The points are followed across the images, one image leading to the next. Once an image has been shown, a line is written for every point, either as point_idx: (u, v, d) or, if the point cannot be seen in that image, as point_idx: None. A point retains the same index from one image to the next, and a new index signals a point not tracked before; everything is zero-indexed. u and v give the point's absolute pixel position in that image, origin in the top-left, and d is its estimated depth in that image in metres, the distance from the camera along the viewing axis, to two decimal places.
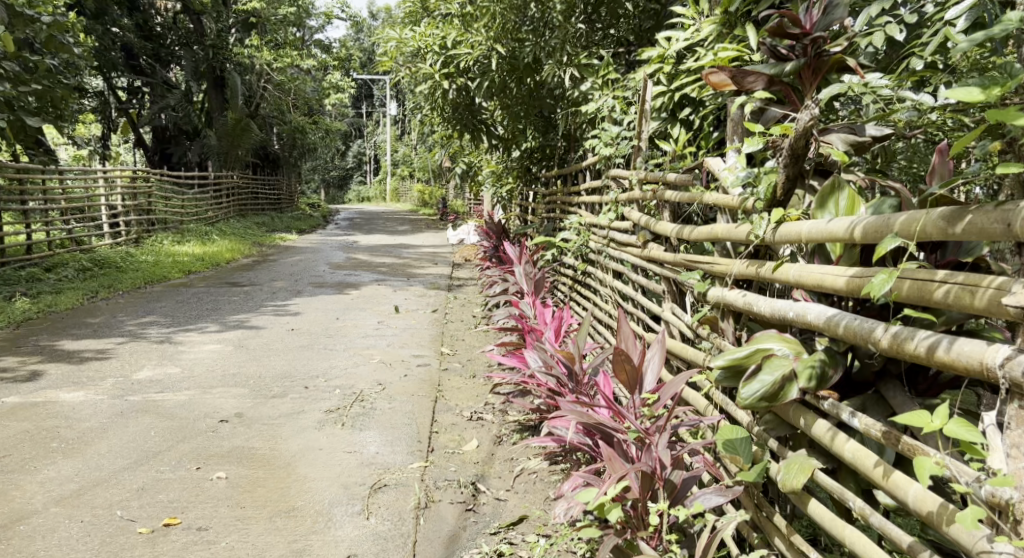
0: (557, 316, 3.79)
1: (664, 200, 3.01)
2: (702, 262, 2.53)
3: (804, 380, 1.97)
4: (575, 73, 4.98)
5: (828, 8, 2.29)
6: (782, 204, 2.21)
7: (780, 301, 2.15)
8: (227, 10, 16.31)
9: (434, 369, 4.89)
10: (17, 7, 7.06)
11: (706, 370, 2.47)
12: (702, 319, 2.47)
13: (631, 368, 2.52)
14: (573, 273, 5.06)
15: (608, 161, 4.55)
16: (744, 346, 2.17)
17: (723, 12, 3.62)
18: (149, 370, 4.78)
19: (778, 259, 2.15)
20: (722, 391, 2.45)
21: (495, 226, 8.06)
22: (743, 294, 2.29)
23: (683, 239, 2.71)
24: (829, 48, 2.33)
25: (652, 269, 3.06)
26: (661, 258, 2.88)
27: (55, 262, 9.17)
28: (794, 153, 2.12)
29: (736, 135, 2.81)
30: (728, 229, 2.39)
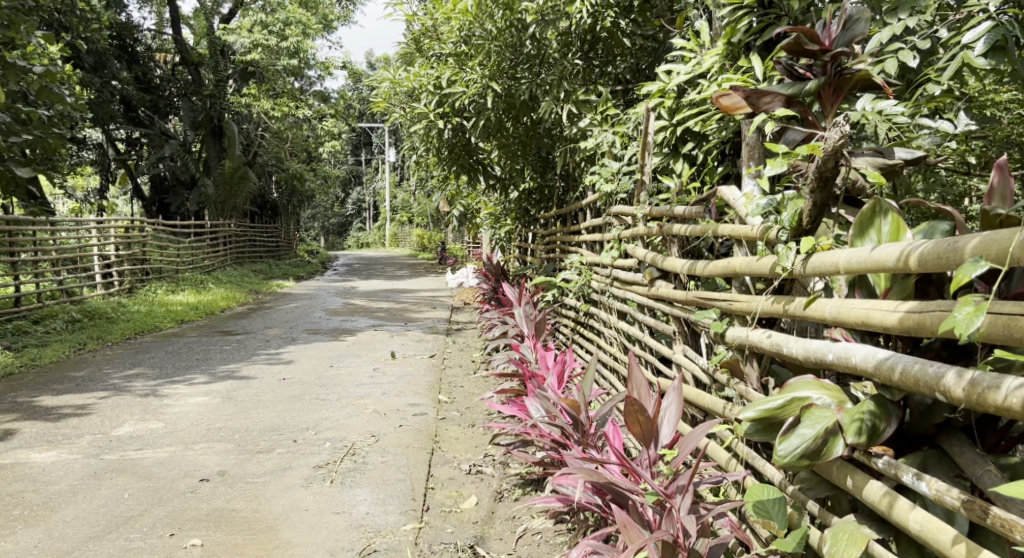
0: (559, 360, 3.57)
1: (671, 233, 2.80)
2: (718, 300, 2.32)
3: (853, 435, 1.80)
4: (572, 109, 4.81)
5: (848, 23, 2.10)
6: (809, 232, 2.02)
7: (815, 342, 1.95)
8: (226, 62, 16.68)
9: (431, 418, 4.65)
10: (7, 58, 6.92)
11: (729, 421, 2.27)
12: (721, 363, 2.26)
13: (645, 420, 2.33)
14: (575, 314, 4.85)
15: (609, 198, 4.37)
16: (776, 396, 1.98)
17: (727, 43, 3.65)
18: (129, 426, 4.53)
19: (810, 294, 1.96)
20: (747, 444, 2.26)
21: (493, 268, 7.87)
22: (768, 332, 2.09)
23: (695, 274, 2.50)
24: (851, 65, 2.13)
25: (660, 308, 2.86)
26: (669, 296, 2.67)
27: (45, 314, 8.95)
28: (822, 177, 1.93)
29: (752, 159, 2.64)
30: (747, 262, 2.18)
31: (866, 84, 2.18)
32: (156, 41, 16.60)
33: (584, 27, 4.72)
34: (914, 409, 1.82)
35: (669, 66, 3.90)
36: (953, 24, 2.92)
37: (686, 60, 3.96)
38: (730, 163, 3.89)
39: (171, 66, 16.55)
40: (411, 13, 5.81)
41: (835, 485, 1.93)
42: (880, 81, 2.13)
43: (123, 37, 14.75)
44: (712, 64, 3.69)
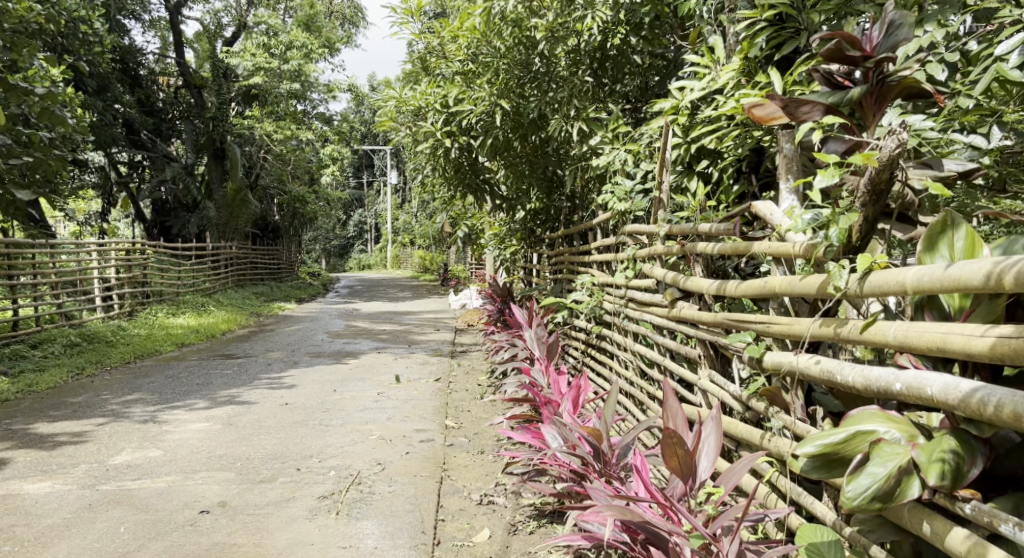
0: (574, 385, 3.43)
1: (694, 252, 2.67)
2: (754, 322, 2.20)
3: (935, 476, 1.72)
4: (582, 127, 4.71)
5: (890, 29, 2.04)
6: (859, 249, 1.96)
7: (876, 370, 1.83)
8: (229, 84, 16.70)
9: (438, 445, 4.50)
10: (10, 80, 6.84)
11: (772, 454, 2.17)
12: (761, 391, 2.15)
13: (684, 454, 2.16)
14: (586, 336, 4.72)
15: (623, 217, 4.24)
16: (838, 429, 1.90)
17: (743, 59, 3.59)
18: (126, 454, 4.39)
19: (867, 316, 1.85)
20: (790, 477, 2.18)
21: (500, 290, 7.73)
22: (817, 357, 1.98)
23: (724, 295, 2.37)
24: (894, 72, 2.06)
25: (683, 331, 2.71)
26: (694, 318, 2.53)
27: (43, 338, 8.81)
28: (875, 189, 1.89)
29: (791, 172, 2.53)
30: (788, 281, 2.06)
31: (912, 92, 2.10)
32: (160, 65, 16.61)
33: (594, 45, 4.65)
34: (999, 447, 1.73)
35: (682, 83, 3.82)
36: (982, 36, 2.80)
37: (700, 76, 3.88)
38: (747, 182, 3.79)
39: (174, 89, 16.60)
40: (417, 32, 5.71)
41: (902, 527, 1.83)
42: (926, 88, 2.06)
43: (126, 61, 14.76)
44: (728, 80, 3.62)
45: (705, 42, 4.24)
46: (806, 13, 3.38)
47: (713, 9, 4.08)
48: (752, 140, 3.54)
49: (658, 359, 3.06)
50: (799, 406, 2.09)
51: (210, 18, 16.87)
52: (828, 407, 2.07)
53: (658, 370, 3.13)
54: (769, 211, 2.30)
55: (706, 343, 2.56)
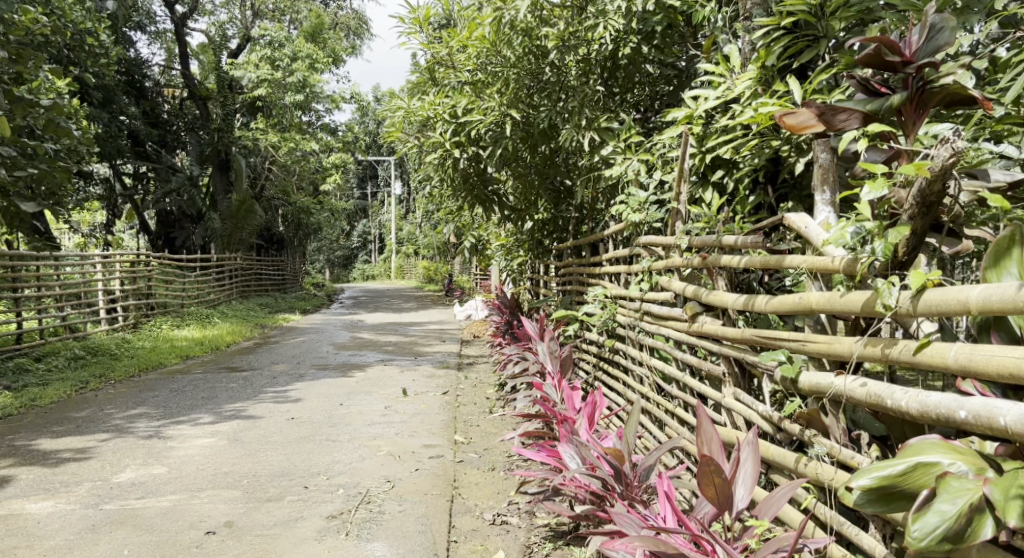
0: (590, 401, 3.35)
1: (716, 265, 2.60)
2: (787, 341, 2.16)
3: (1014, 515, 1.62)
4: (594, 137, 4.62)
5: (931, 34, 2.04)
6: (905, 265, 1.92)
7: (934, 396, 1.75)
8: (234, 95, 16.71)
9: (448, 461, 4.41)
10: (16, 92, 6.79)
11: (813, 481, 2.08)
12: (799, 415, 2.10)
13: (722, 482, 2.07)
14: (598, 349, 4.63)
15: (637, 229, 4.16)
16: (896, 460, 1.80)
17: (761, 67, 3.51)
18: (131, 472, 4.30)
19: (920, 337, 1.80)
20: (829, 505, 2.11)
21: (508, 302, 7.64)
22: (861, 378, 1.93)
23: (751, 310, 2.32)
24: (935, 79, 2.06)
25: (707, 347, 2.63)
26: (718, 334, 2.48)
27: (47, 351, 8.74)
28: (926, 201, 1.86)
29: (826, 185, 2.48)
30: (828, 299, 2.01)
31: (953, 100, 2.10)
32: (165, 77, 16.60)
33: (606, 54, 4.57)
34: None
35: (697, 91, 3.76)
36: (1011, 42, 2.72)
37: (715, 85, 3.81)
38: (763, 193, 3.72)
39: (179, 101, 16.66)
40: (425, 41, 5.63)
41: None
42: (968, 94, 2.05)
43: (132, 73, 14.81)
44: (744, 90, 3.54)
45: (720, 51, 4.16)
46: (825, 20, 3.30)
47: (728, 17, 4.01)
48: (770, 150, 3.46)
49: (675, 375, 2.99)
50: (840, 430, 2.03)
51: (216, 29, 17.07)
52: (871, 432, 2.01)
53: (677, 386, 3.06)
54: (805, 224, 2.26)
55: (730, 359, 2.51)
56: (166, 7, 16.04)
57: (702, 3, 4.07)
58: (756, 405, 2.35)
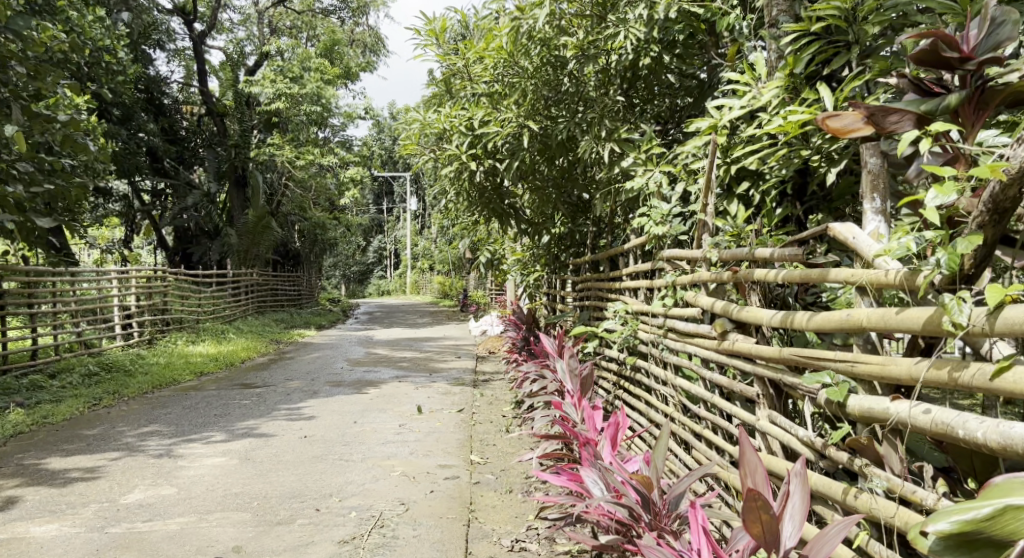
0: (611, 422, 3.22)
1: (749, 280, 2.46)
2: (834, 360, 2.03)
3: None
4: (614, 148, 4.48)
5: (991, 31, 1.99)
6: (970, 278, 1.81)
7: (1014, 428, 1.62)
8: (250, 111, 16.73)
9: (464, 482, 4.28)
10: (33, 107, 6.74)
11: (868, 516, 1.95)
12: (849, 442, 1.98)
13: (769, 517, 1.93)
14: (619, 367, 4.50)
15: (659, 241, 4.01)
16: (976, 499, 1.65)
17: (789, 75, 3.37)
18: (139, 493, 4.19)
19: (995, 362, 1.66)
20: (880, 541, 1.98)
21: (525, 317, 7.49)
22: (923, 404, 1.79)
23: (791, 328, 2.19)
24: (994, 78, 2.01)
25: (739, 366, 2.49)
26: (753, 352, 2.35)
27: (61, 368, 8.68)
28: (996, 208, 1.77)
29: (876, 193, 2.37)
30: (883, 316, 1.88)
31: (1013, 102, 2.04)
32: (183, 93, 16.66)
33: (626, 64, 4.46)
34: None
35: (721, 101, 3.64)
36: None
37: (740, 94, 3.68)
38: (790, 206, 3.57)
39: (197, 117, 16.77)
40: (442, 53, 5.52)
41: None
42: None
43: (151, 90, 14.90)
44: (771, 98, 3.40)
45: (744, 59, 4.03)
46: (856, 25, 3.17)
47: (752, 25, 3.88)
48: (799, 160, 3.33)
49: (702, 395, 2.86)
50: (898, 461, 1.90)
51: (233, 47, 17.17)
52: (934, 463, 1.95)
53: (705, 406, 2.93)
54: (851, 235, 2.12)
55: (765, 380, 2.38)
56: (184, 25, 16.11)
57: (726, 11, 3.94)
58: (796, 430, 2.22)
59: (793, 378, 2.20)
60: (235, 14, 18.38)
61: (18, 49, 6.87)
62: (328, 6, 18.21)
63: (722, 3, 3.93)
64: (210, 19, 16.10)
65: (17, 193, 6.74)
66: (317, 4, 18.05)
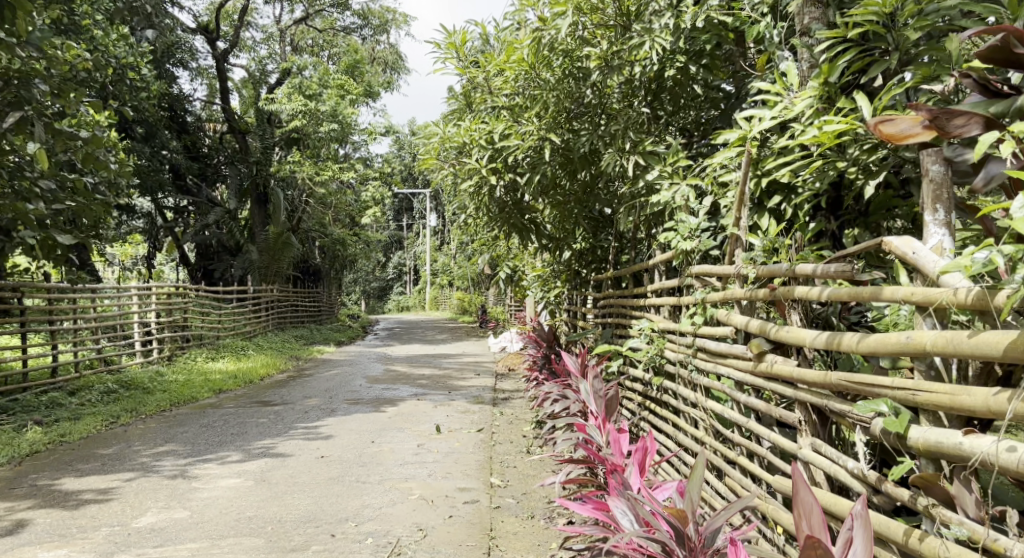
0: (639, 448, 3.08)
1: (788, 298, 2.33)
2: (895, 388, 1.90)
3: None
4: (639, 161, 4.35)
5: None
6: None
7: None
8: (272, 128, 16.77)
9: (484, 507, 4.15)
10: (57, 124, 6.70)
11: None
12: (916, 479, 1.84)
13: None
14: (644, 387, 4.36)
15: (686, 257, 3.81)
16: None
17: (823, 83, 3.24)
18: (151, 517, 4.08)
19: None
20: None
21: (546, 334, 7.34)
22: (1001, 438, 1.67)
23: (839, 349, 2.06)
24: None
25: (778, 391, 2.35)
26: (794, 376, 2.22)
27: (81, 386, 8.63)
28: None
29: (940, 202, 2.24)
30: (954, 340, 1.76)
31: None
32: (205, 111, 16.75)
33: (650, 75, 4.34)
34: None
35: (752, 111, 3.51)
36: None
37: (771, 104, 3.55)
38: (823, 220, 3.45)
39: (219, 135, 16.85)
40: (462, 67, 5.43)
41: None
42: None
43: (174, 108, 14.99)
44: (805, 107, 3.27)
45: (774, 69, 3.92)
46: (896, 30, 3.03)
47: (783, 33, 3.76)
48: (835, 172, 3.20)
49: (737, 419, 2.73)
50: (975, 503, 1.76)
51: (255, 65, 17.26)
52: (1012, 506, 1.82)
53: (738, 430, 2.80)
54: (911, 251, 2.02)
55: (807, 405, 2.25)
56: (207, 43, 16.21)
57: (757, 19, 3.83)
58: (845, 461, 2.09)
59: (842, 404, 2.07)
60: (257, 32, 18.49)
61: (42, 68, 6.86)
62: (350, 24, 18.28)
63: (751, 12, 3.81)
64: (233, 38, 16.19)
65: (39, 209, 6.70)
66: (338, 22, 18.13)
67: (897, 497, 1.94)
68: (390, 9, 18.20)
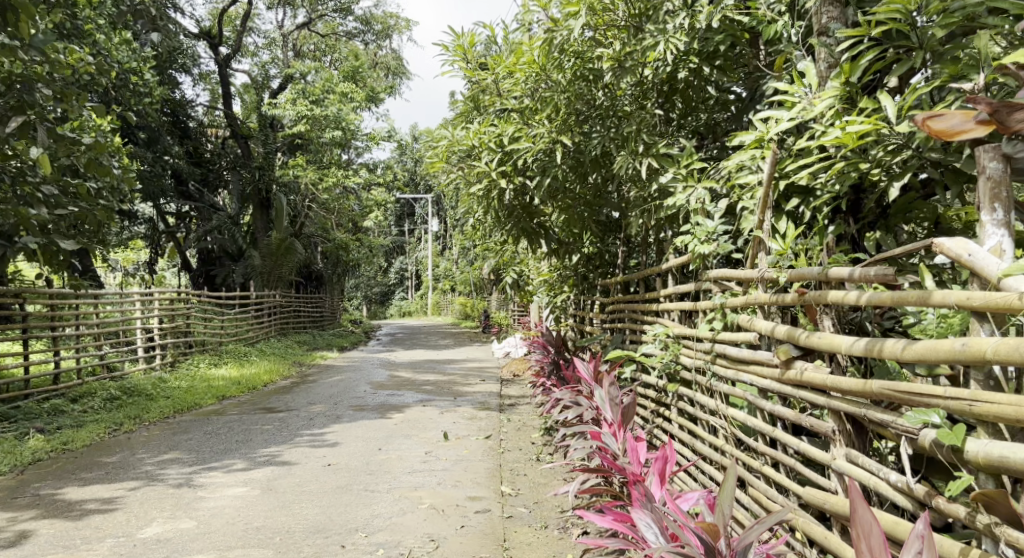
0: (659, 456, 3.02)
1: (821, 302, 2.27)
2: (948, 397, 1.84)
3: None
4: (652, 163, 4.27)
5: None
6: None
7: None
8: (274, 134, 16.72)
9: (496, 516, 4.08)
10: (59, 129, 6.63)
11: None
12: (976, 494, 1.78)
13: None
14: (658, 394, 4.28)
15: (702, 261, 3.72)
16: None
17: (844, 83, 3.17)
18: (156, 527, 4.01)
19: None
20: None
21: (554, 340, 7.26)
22: None
23: (880, 356, 2.00)
24: None
25: (810, 400, 2.29)
26: (830, 384, 2.16)
27: (83, 393, 8.55)
28: None
29: (997, 201, 2.15)
30: (1011, 347, 1.70)
31: None
32: (207, 116, 16.70)
33: (664, 76, 4.28)
34: None
35: (769, 111, 3.45)
36: None
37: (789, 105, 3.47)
38: (842, 225, 3.36)
39: (221, 140, 16.80)
40: (470, 69, 5.36)
41: None
42: None
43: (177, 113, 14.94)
44: (825, 108, 3.19)
45: (791, 69, 3.85)
46: (920, 29, 2.95)
47: (801, 32, 3.69)
48: (858, 175, 3.13)
49: (761, 427, 2.67)
50: None
51: (258, 70, 17.21)
52: None
53: (761, 439, 2.74)
54: (967, 252, 2.05)
55: (842, 415, 2.20)
56: (210, 48, 16.17)
57: (773, 18, 3.76)
58: (889, 474, 2.03)
59: (884, 413, 2.01)
60: (260, 38, 18.45)
61: (45, 72, 6.79)
62: (352, 29, 18.25)
63: (768, 11, 3.75)
64: (235, 43, 16.15)
65: (42, 214, 6.63)
66: (340, 27, 18.09)
67: (952, 513, 1.88)
68: (393, 14, 18.16)
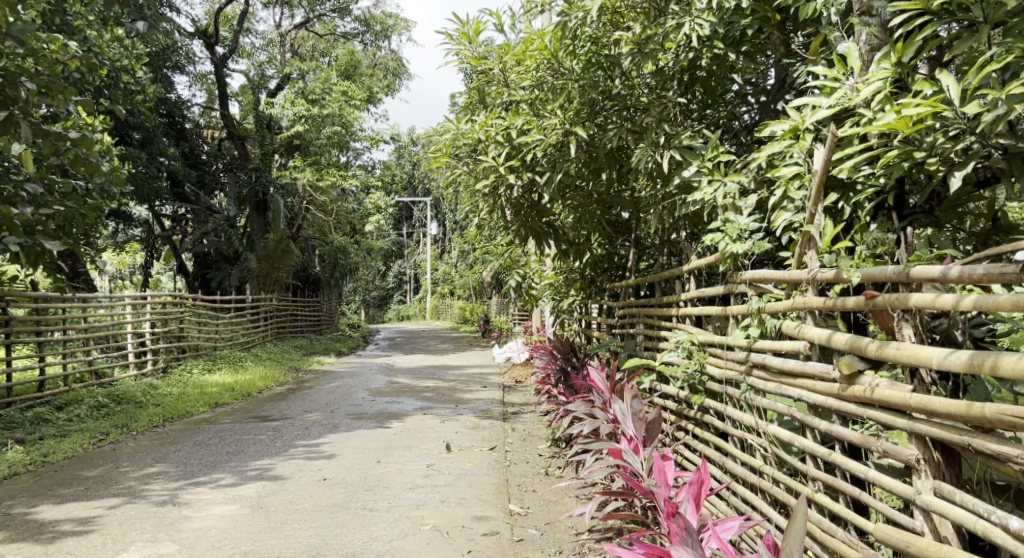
0: (691, 479, 2.70)
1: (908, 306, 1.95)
2: None
3: None
4: (675, 156, 3.93)
5: None
6: None
7: None
8: (271, 134, 16.41)
9: (505, 538, 3.77)
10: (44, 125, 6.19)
11: None
12: None
13: None
14: (680, 408, 3.94)
15: (733, 260, 3.39)
16: None
17: (895, 64, 2.83)
18: (134, 553, 3.69)
19: None
20: None
21: (562, 346, 6.93)
22: None
23: (992, 372, 1.69)
24: None
25: (895, 421, 1.98)
26: (926, 404, 1.85)
27: (69, 400, 8.19)
28: None
29: None
30: None
31: None
32: (204, 118, 16.41)
33: (685, 61, 3.97)
34: None
35: (806, 98, 3.11)
36: None
37: (828, 91, 3.13)
38: (886, 221, 3.04)
39: (218, 141, 16.47)
40: (476, 58, 5.04)
41: None
42: None
43: (172, 114, 14.61)
44: (872, 92, 2.84)
45: (829, 53, 3.55)
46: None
47: (841, 12, 3.38)
48: (913, 165, 2.80)
49: (816, 450, 2.37)
50: None
51: (254, 70, 16.90)
52: None
53: (812, 462, 2.46)
54: None
55: (931, 442, 1.93)
56: (206, 48, 15.82)
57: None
58: (1005, 519, 1.74)
59: (1000, 444, 1.73)
60: (257, 38, 18.13)
61: (29, 64, 6.42)
62: (350, 30, 17.92)
63: None
64: (232, 43, 15.80)
65: (26, 215, 6.25)
66: (339, 28, 17.77)
67: None
68: (392, 14, 17.82)
